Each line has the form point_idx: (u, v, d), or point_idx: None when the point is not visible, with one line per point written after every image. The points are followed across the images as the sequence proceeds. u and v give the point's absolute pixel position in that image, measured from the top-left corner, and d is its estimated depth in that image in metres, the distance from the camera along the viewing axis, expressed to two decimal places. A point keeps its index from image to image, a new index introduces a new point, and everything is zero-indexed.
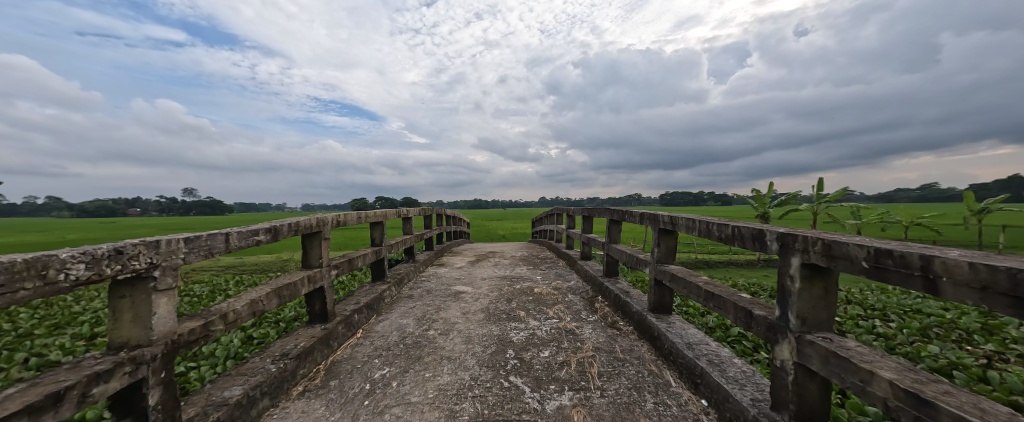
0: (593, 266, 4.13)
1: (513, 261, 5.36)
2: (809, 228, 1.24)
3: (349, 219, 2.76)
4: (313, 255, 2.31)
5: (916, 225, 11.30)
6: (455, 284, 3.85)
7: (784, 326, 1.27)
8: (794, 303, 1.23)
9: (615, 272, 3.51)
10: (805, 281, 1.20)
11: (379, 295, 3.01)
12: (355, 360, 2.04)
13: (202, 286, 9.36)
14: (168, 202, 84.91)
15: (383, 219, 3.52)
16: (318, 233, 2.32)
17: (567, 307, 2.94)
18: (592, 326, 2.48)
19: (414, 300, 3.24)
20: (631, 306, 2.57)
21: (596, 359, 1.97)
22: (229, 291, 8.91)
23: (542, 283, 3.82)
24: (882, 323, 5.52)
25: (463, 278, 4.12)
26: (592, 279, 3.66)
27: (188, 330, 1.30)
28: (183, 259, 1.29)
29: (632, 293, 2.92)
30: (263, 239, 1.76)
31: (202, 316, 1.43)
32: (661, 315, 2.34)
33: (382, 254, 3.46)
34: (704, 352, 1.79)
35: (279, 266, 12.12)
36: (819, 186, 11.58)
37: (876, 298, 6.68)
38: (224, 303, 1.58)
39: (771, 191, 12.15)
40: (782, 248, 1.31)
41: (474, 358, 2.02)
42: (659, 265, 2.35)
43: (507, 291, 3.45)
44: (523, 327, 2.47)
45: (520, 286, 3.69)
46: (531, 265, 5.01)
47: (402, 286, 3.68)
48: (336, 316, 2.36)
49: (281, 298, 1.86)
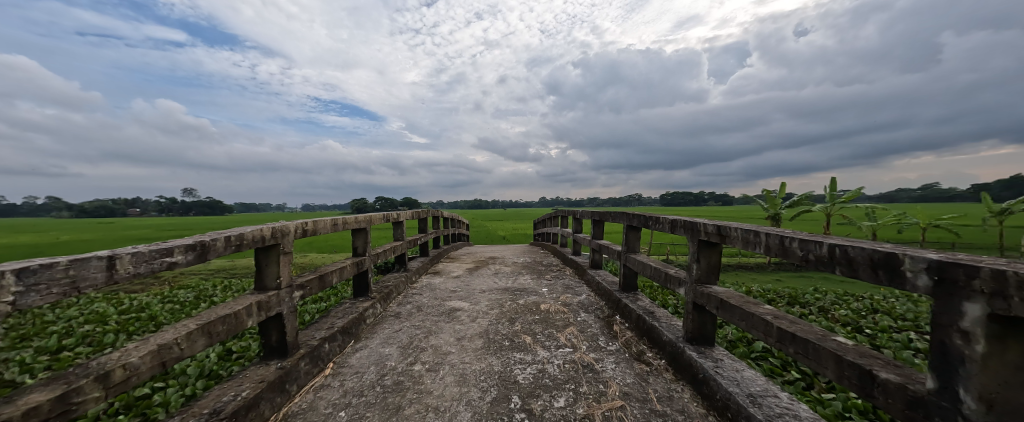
0: (606, 277, 3.67)
1: (515, 269, 4.91)
2: (995, 258, 0.77)
3: (321, 227, 2.30)
4: (268, 275, 1.85)
5: (934, 227, 10.81)
6: (450, 298, 3.39)
7: (948, 409, 0.81)
8: (970, 377, 0.77)
9: (634, 286, 3.04)
10: (995, 345, 0.74)
11: (358, 316, 2.56)
12: (315, 412, 1.58)
13: (187, 292, 8.88)
14: (168, 202, 84.76)
15: (367, 225, 3.07)
16: (276, 247, 1.86)
17: (580, 331, 2.47)
18: (614, 360, 2.02)
19: (401, 320, 2.78)
20: (661, 333, 2.11)
21: (627, 413, 1.51)
22: (215, 297, 8.47)
23: (548, 297, 3.35)
24: (917, 337, 5.03)
25: (460, 291, 3.66)
26: (605, 294, 3.19)
27: (20, 413, 0.85)
28: (13, 303, 0.83)
29: (658, 314, 2.46)
30: (181, 260, 1.31)
31: (67, 381, 0.98)
32: (702, 348, 1.88)
33: (367, 266, 3.02)
34: (777, 412, 1.32)
35: None
36: (833, 187, 11.12)
37: (905, 307, 6.22)
38: (116, 354, 1.13)
39: (782, 192, 11.69)
40: (940, 286, 0.83)
41: (469, 411, 1.55)
42: (699, 286, 1.89)
43: (509, 309, 2.99)
44: (530, 361, 2.02)
45: (523, 301, 3.23)
46: (535, 273, 4.55)
47: (390, 302, 3.22)
48: (298, 349, 1.90)
49: (210, 337, 1.40)
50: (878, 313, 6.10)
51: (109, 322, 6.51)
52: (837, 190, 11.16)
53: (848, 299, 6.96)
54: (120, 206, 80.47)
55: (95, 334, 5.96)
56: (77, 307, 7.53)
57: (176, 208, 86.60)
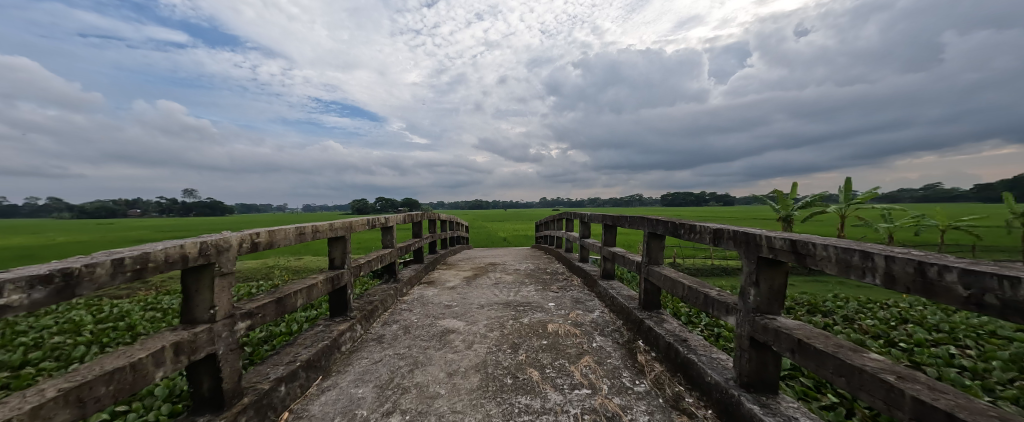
0: (620, 290, 3.24)
1: (517, 277, 4.49)
2: None
3: (279, 238, 1.86)
4: (200, 305, 1.42)
5: (954, 229, 10.34)
6: (443, 315, 2.96)
7: None
8: None
9: (656, 304, 2.61)
10: None
11: (331, 342, 2.13)
12: None
13: (171, 298, 8.46)
14: (168, 202, 84.84)
15: (346, 233, 2.64)
16: (210, 267, 1.43)
17: (598, 363, 2.04)
18: (646, 408, 1.59)
19: (383, 345, 2.35)
20: (704, 373, 1.67)
21: None
22: None
23: (556, 314, 2.91)
24: (959, 352, 4.57)
25: (455, 306, 3.23)
26: (623, 312, 2.76)
27: None
28: None
29: (692, 342, 2.02)
30: (24, 300, 0.87)
31: None
32: (763, 397, 1.44)
33: (345, 280, 2.59)
34: None
35: (263, 273, 11.25)
36: (847, 187, 10.67)
37: (937, 316, 5.78)
38: None
39: (794, 192, 11.23)
40: None
41: None
42: (759, 317, 1.45)
43: (512, 330, 2.56)
44: (538, 411, 1.58)
45: (527, 320, 2.80)
46: (540, 283, 4.11)
47: (373, 321, 2.79)
48: (240, 399, 1.47)
49: (81, 407, 0.97)
50: (908, 323, 5.66)
51: (84, 333, 6.12)
52: (852, 190, 10.71)
53: (873, 307, 6.52)
54: (121, 206, 80.29)
55: (65, 347, 5.54)
56: (53, 315, 7.12)
57: (176, 209, 86.28)
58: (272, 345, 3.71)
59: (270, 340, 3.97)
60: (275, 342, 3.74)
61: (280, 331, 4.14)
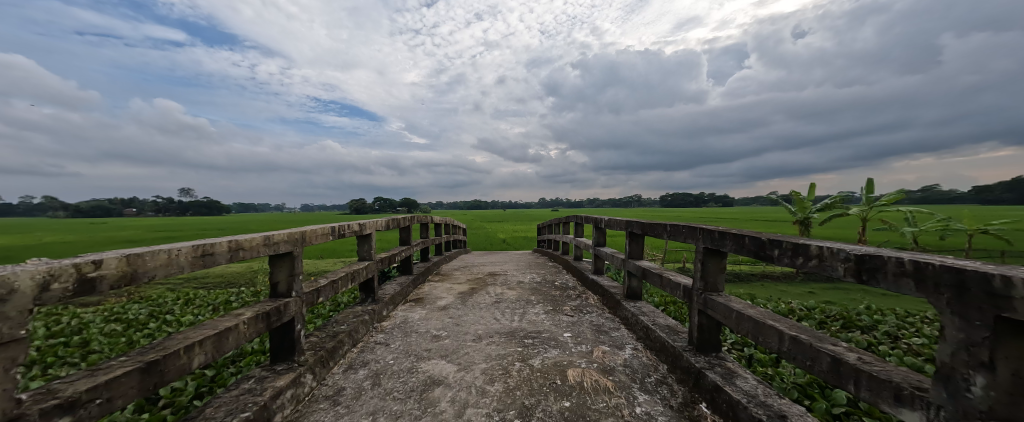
0: (655, 317, 2.56)
1: (522, 293, 3.81)
2: None
3: (152, 266, 1.16)
4: None
5: (984, 233, 9.67)
6: (428, 352, 2.27)
7: None
8: None
9: (716, 346, 1.92)
10: None
11: (255, 414, 1.43)
12: None
13: (141, 307, 7.74)
14: (164, 202, 84.10)
15: (296, 247, 1.94)
16: None
17: None
18: None
19: (337, 411, 1.65)
20: None
21: None
22: (171, 314, 7.33)
23: (575, 354, 2.22)
24: None
25: (446, 338, 2.53)
26: (668, 352, 2.08)
27: None
28: None
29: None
30: None
31: None
32: None
33: (292, 312, 1.88)
34: None
35: (246, 278, 10.53)
36: (869, 189, 10.04)
37: None
38: None
39: (813, 194, 10.58)
40: None
41: None
42: None
43: (518, 383, 1.86)
44: None
45: (538, 363, 2.10)
46: (549, 302, 3.43)
47: (334, 364, 2.10)
48: None
49: None
50: None
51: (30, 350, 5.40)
52: (874, 192, 10.08)
53: (915, 323, 5.86)
54: (115, 205, 79.24)
55: None
56: None
57: (172, 208, 85.17)
58: (239, 370, 3.08)
59: (237, 362, 3.32)
60: (244, 364, 3.11)
61: (251, 351, 3.51)
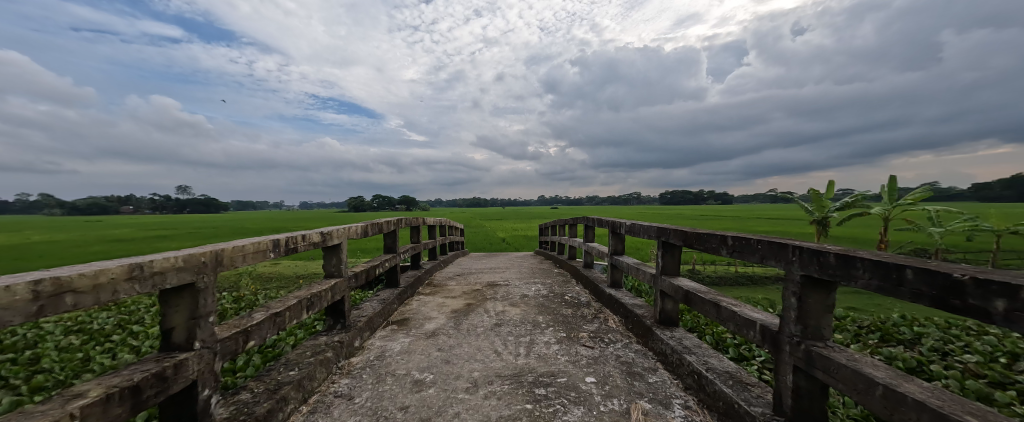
0: (707, 357, 1.94)
1: (527, 312, 3.21)
2: None
3: None
4: None
5: (1015, 234, 9.07)
6: (405, 411, 1.66)
7: None
8: None
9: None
10: None
11: None
12: None
13: (110, 314, 7.12)
14: (160, 200, 83.38)
15: (202, 276, 1.31)
16: None
17: None
18: None
19: None
20: None
21: None
22: (141, 324, 6.72)
23: (604, 416, 1.61)
24: None
25: (431, 386, 1.90)
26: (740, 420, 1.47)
27: None
28: None
29: None
30: None
31: None
32: None
33: (194, 374, 1.25)
34: None
35: (230, 281, 9.90)
36: (892, 187, 9.45)
37: None
38: None
39: (832, 192, 9.97)
40: None
41: None
42: None
43: None
44: None
45: None
46: (562, 326, 2.82)
47: None
48: None
49: None
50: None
51: None
52: (898, 190, 9.48)
53: (961, 336, 5.29)
54: (110, 203, 78.55)
55: None
56: None
57: (169, 205, 84.22)
58: None
59: None
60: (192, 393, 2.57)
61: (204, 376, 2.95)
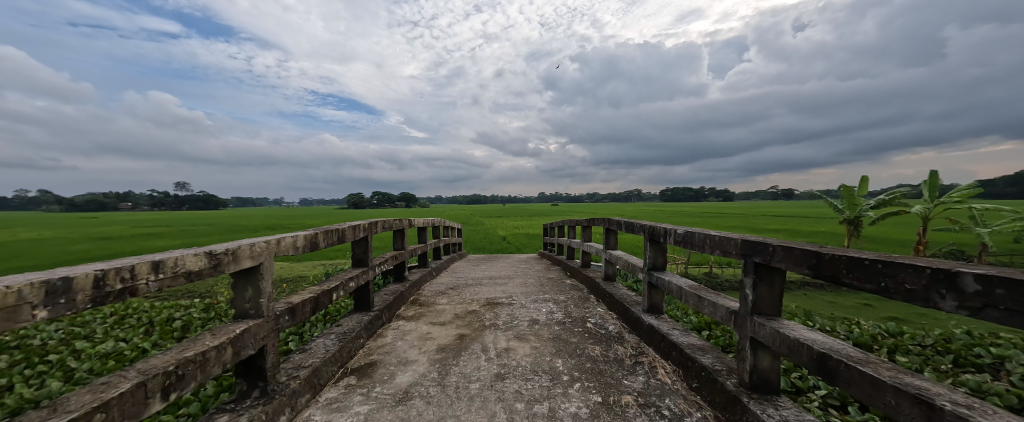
0: None
1: (539, 351, 2.34)
2: None
3: None
4: None
5: None
6: None
7: None
8: None
9: None
10: None
11: None
12: None
13: (59, 328, 6.28)
14: (158, 196, 82.67)
15: None
16: None
17: None
18: None
19: None
20: None
21: None
22: (90, 338, 5.86)
23: None
24: None
25: None
26: None
27: None
28: None
29: None
30: None
31: None
32: None
33: None
34: None
35: (207, 287, 9.04)
36: (933, 182, 8.54)
37: None
38: None
39: (865, 189, 9.07)
40: None
41: None
42: None
43: None
44: None
45: None
46: (594, 382, 1.95)
47: None
48: None
49: None
50: None
51: None
52: (939, 186, 8.57)
53: None
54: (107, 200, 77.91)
55: None
56: None
57: (165, 201, 82.82)
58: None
59: None
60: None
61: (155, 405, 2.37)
